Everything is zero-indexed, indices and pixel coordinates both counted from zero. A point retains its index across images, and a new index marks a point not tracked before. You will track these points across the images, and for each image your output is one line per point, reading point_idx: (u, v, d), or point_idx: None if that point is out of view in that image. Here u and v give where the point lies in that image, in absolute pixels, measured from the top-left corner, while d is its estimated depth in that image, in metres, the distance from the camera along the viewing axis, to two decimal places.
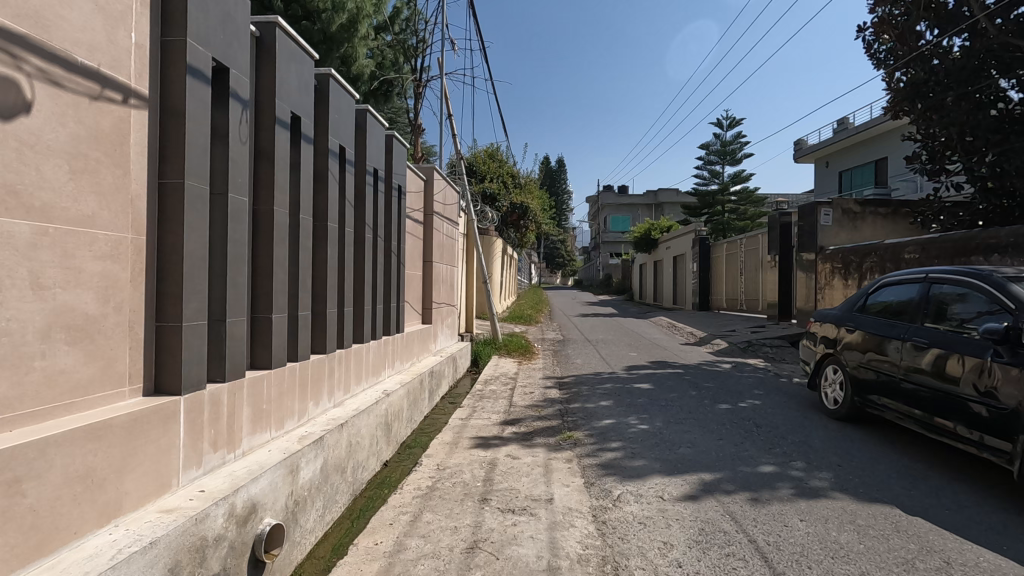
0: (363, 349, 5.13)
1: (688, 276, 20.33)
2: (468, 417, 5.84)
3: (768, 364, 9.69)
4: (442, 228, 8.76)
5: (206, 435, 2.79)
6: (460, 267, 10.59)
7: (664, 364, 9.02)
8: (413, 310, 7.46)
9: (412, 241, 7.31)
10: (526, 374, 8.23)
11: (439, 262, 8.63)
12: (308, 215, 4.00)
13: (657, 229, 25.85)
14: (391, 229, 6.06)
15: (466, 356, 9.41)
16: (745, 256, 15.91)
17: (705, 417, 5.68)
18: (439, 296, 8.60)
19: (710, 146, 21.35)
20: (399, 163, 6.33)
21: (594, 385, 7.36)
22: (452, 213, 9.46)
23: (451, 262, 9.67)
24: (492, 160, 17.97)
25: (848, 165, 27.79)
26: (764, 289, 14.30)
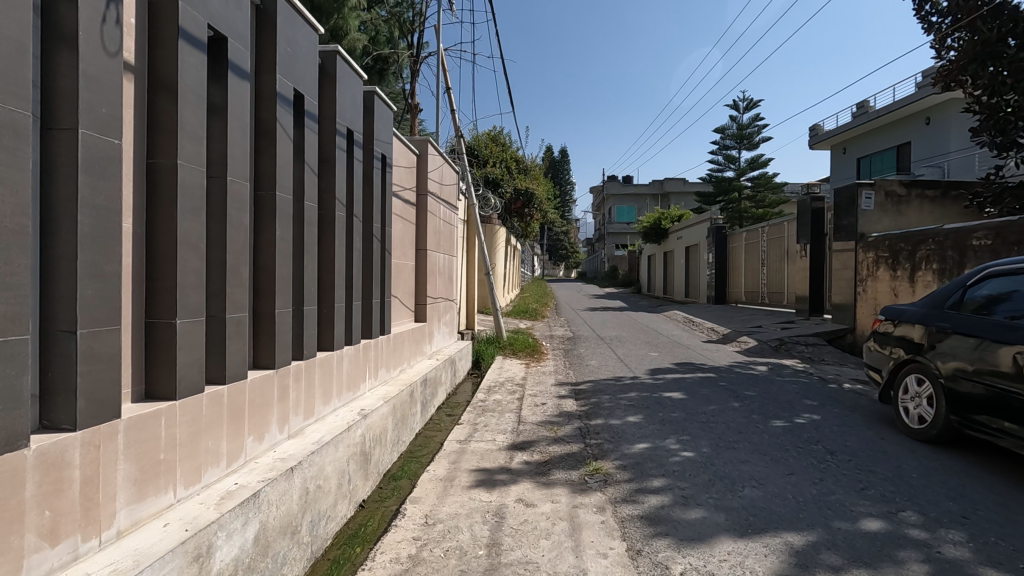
0: (334, 358, 3.99)
1: (702, 268, 19.19)
2: (466, 439, 4.76)
3: (808, 366, 8.58)
4: (439, 212, 7.64)
5: (31, 523, 1.70)
6: (459, 256, 9.49)
7: (692, 367, 7.92)
8: (404, 306, 6.36)
9: (402, 225, 6.20)
10: (535, 381, 7.14)
11: (435, 250, 7.52)
12: (244, 179, 2.88)
13: (666, 218, 24.69)
14: (374, 208, 4.94)
15: (466, 358, 8.33)
16: (767, 246, 14.76)
17: (761, 440, 4.58)
18: (435, 289, 7.49)
19: (725, 130, 20.16)
20: (383, 129, 5.20)
21: (616, 395, 6.26)
22: (450, 195, 8.34)
23: (450, 251, 8.56)
24: (494, 143, 16.82)
25: (867, 151, 26.53)
26: (790, 281, 13.20)
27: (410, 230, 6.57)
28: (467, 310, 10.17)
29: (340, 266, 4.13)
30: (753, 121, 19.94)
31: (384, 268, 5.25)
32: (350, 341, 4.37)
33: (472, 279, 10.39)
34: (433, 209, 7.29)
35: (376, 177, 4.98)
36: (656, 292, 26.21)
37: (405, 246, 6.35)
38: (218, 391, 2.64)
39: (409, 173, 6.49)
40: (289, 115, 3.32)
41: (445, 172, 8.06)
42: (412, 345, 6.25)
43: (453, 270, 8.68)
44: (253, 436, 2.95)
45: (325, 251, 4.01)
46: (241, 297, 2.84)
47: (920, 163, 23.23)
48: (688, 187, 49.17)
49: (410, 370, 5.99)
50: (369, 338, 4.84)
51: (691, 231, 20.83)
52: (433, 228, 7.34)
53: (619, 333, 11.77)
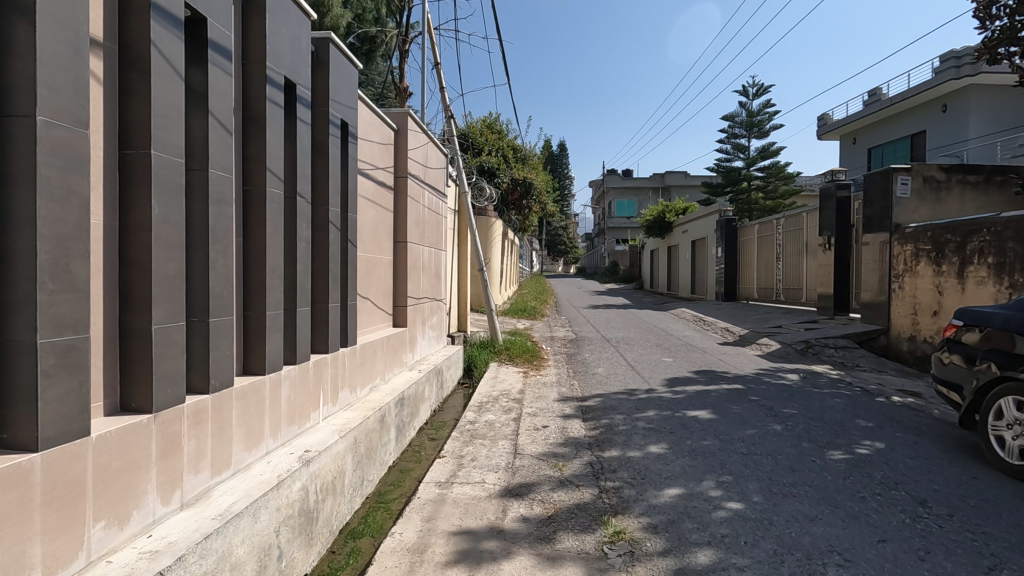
0: (264, 385, 2.96)
1: (710, 263, 18.18)
2: (448, 481, 3.75)
3: (843, 373, 7.59)
4: (422, 198, 6.60)
5: None
6: (449, 250, 8.45)
7: (715, 377, 6.90)
8: (379, 309, 5.34)
9: (375, 213, 5.17)
10: (534, 395, 6.13)
11: (419, 243, 6.48)
12: (84, 126, 1.86)
13: (670, 211, 23.56)
14: (332, 188, 3.91)
15: (455, 366, 7.33)
16: (783, 239, 13.76)
17: (826, 482, 3.58)
18: (418, 288, 6.46)
19: (735, 117, 19.11)
20: (346, 90, 4.16)
21: (632, 415, 5.26)
22: (437, 180, 7.31)
23: (438, 244, 7.52)
24: (489, 130, 15.76)
25: (879, 140, 25.55)
26: (811, 277, 12.20)
27: (386, 219, 5.53)
28: (458, 310, 9.13)
29: (276, 261, 3.11)
30: (763, 108, 18.89)
31: (348, 264, 4.23)
32: (293, 360, 3.35)
33: (463, 276, 9.35)
34: (414, 194, 6.24)
35: (334, 148, 3.95)
36: (660, 288, 25.20)
37: (378, 236, 5.30)
38: (21, 466, 1.62)
39: (384, 151, 5.44)
40: (177, 42, 2.29)
41: (430, 153, 7.01)
42: (388, 355, 5.23)
43: (441, 267, 7.66)
44: (105, 522, 1.92)
45: (251, 241, 2.98)
46: (78, 308, 1.83)
47: (935, 151, 22.29)
48: (689, 180, 48.11)
49: (382, 386, 4.97)
50: (324, 354, 3.82)
51: (698, 224, 19.80)
52: (415, 217, 6.28)
53: (627, 334, 10.76)
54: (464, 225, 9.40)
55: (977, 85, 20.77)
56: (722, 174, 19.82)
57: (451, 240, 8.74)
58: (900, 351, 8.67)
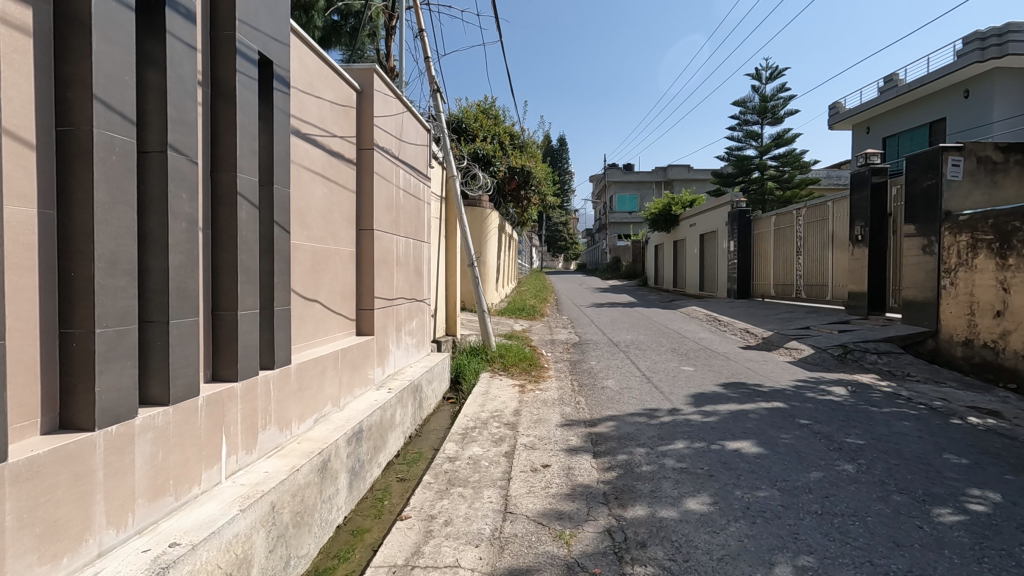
0: (90, 451, 1.82)
1: (722, 258, 17.02)
2: (408, 566, 2.62)
3: (895, 385, 6.46)
4: (397, 178, 5.46)
5: None
6: (433, 243, 7.31)
7: (748, 392, 5.76)
8: (334, 315, 4.20)
9: (326, 192, 4.03)
10: (531, 418, 4.99)
11: (391, 232, 5.33)
12: None
13: (677, 204, 22.40)
14: (246, 148, 2.77)
15: (438, 380, 6.20)
16: (805, 231, 12.60)
17: (954, 570, 2.47)
18: (391, 287, 5.32)
19: (746, 103, 17.96)
20: (269, 16, 3.01)
21: (656, 448, 4.13)
22: (415, 158, 6.15)
23: (419, 236, 6.37)
24: (483, 115, 14.58)
25: (894, 129, 24.38)
26: (840, 273, 11.05)
27: (343, 200, 4.38)
28: (445, 312, 7.99)
29: (121, 246, 1.98)
30: (777, 92, 17.71)
31: (277, 256, 3.10)
32: (164, 399, 2.22)
33: (450, 273, 8.19)
34: (385, 172, 5.08)
35: (249, 93, 2.81)
36: (666, 285, 24.00)
37: (331, 220, 4.15)
38: None
39: (340, 114, 4.29)
40: None
41: (407, 126, 5.85)
42: (345, 374, 4.11)
43: (422, 262, 6.54)
44: None
45: (70, 216, 1.85)
46: None
47: (956, 137, 21.16)
48: (692, 174, 46.94)
49: (336, 414, 3.85)
50: (231, 382, 2.70)
51: (707, 216, 18.62)
52: (386, 200, 5.12)
53: (637, 337, 9.61)
54: (453, 215, 8.25)
55: (1001, 69, 19.61)
56: (733, 164, 18.66)
57: (437, 231, 7.60)
58: (953, 357, 7.54)
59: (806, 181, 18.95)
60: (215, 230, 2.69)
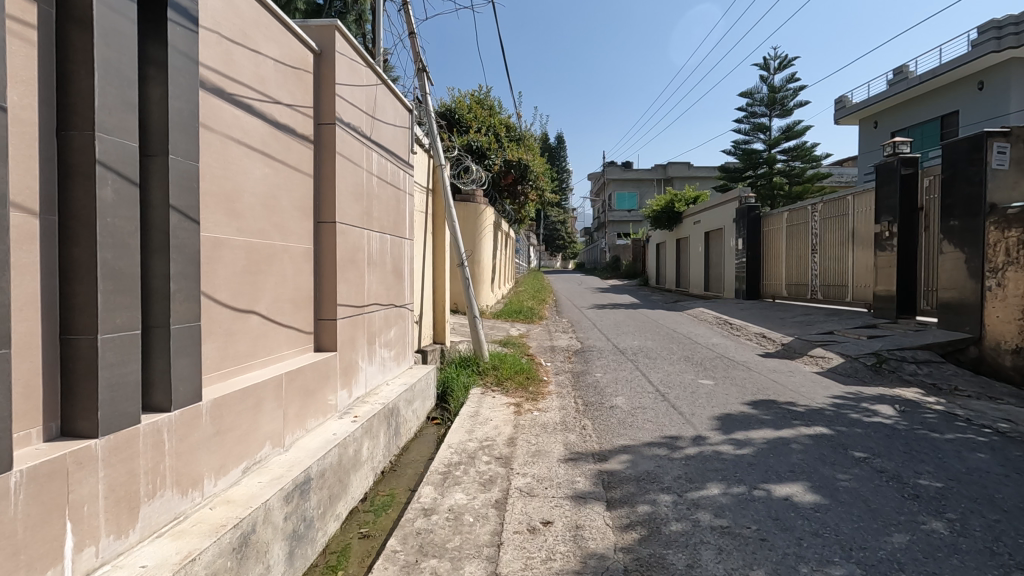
0: None
1: (729, 257, 16.20)
2: None
3: (945, 402, 5.64)
4: (369, 163, 4.60)
5: None
6: (417, 239, 6.46)
7: (783, 413, 4.92)
8: (280, 329, 3.35)
9: (266, 173, 3.17)
10: (529, 449, 4.15)
11: (362, 227, 4.48)
12: None
13: (680, 200, 21.61)
14: (113, 97, 1.92)
15: (420, 399, 5.34)
16: (821, 228, 11.79)
17: None
18: (362, 292, 4.47)
19: (754, 94, 17.17)
20: None
21: (685, 494, 3.29)
22: (394, 140, 5.29)
23: (399, 232, 5.52)
24: (477, 105, 13.72)
25: (903, 124, 23.63)
26: (863, 273, 10.23)
27: (293, 185, 3.52)
28: (432, 318, 7.13)
29: None
30: (786, 83, 16.92)
31: (176, 253, 2.24)
32: None
33: (438, 273, 7.34)
34: (352, 154, 4.22)
35: (122, 19, 1.96)
36: (669, 285, 23.19)
37: (275, 210, 3.29)
38: None
39: (288, 76, 3.43)
40: None
41: (383, 103, 4.99)
42: (293, 403, 3.25)
43: (403, 262, 5.69)
44: None
45: None
46: None
47: (969, 131, 20.43)
48: (692, 171, 46.21)
49: (277, 458, 2.99)
50: (89, 440, 1.84)
51: (713, 213, 17.79)
52: (353, 189, 4.27)
53: (645, 344, 8.76)
54: (442, 210, 7.39)
55: (1018, 59, 18.85)
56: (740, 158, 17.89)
57: (422, 227, 6.74)
58: (1000, 367, 6.72)
59: (815, 176, 18.16)
60: (64, 216, 1.84)
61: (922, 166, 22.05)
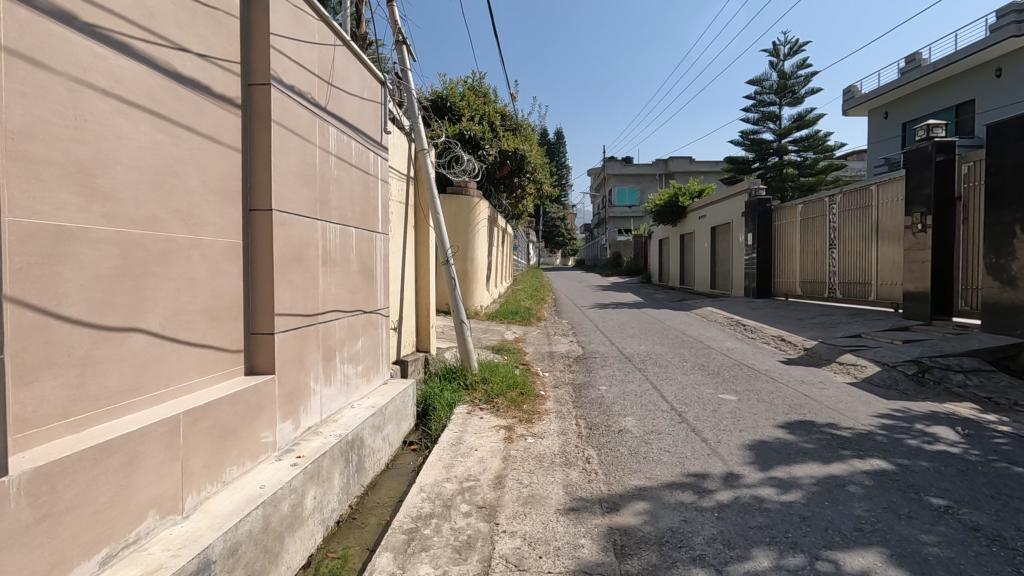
0: None
1: (738, 253, 15.35)
2: None
3: (1011, 421, 4.80)
4: (324, 140, 3.76)
5: None
6: (394, 234, 5.61)
7: (827, 439, 4.10)
8: (186, 351, 2.52)
9: (157, 141, 2.33)
10: (519, 493, 3.33)
11: (315, 218, 3.64)
12: None
13: (684, 194, 20.75)
14: None
15: (394, 423, 4.51)
16: (841, 221, 10.95)
17: None
18: (316, 297, 3.63)
19: (763, 82, 16.31)
20: None
21: (725, 569, 2.46)
22: (360, 115, 4.44)
23: (369, 226, 4.68)
24: (470, 93, 12.87)
25: (916, 113, 22.75)
26: (887, 269, 9.52)
27: (207, 159, 2.68)
28: (414, 323, 6.32)
29: None
30: (797, 69, 16.06)
31: None
32: None
33: (421, 273, 6.52)
34: (298, 127, 3.38)
35: None
36: (672, 282, 22.36)
37: (176, 191, 2.46)
38: None
39: (195, 15, 2.58)
40: None
41: (345, 70, 4.15)
42: (201, 451, 2.43)
43: (374, 261, 4.88)
44: None
45: None
46: None
47: (986, 120, 19.56)
48: (694, 166, 45.35)
49: (167, 533, 2.17)
50: None
51: (720, 207, 16.95)
52: (302, 170, 3.42)
53: (653, 350, 7.93)
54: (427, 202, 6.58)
55: None
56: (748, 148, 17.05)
57: (402, 221, 5.92)
58: None
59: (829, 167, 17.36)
60: None
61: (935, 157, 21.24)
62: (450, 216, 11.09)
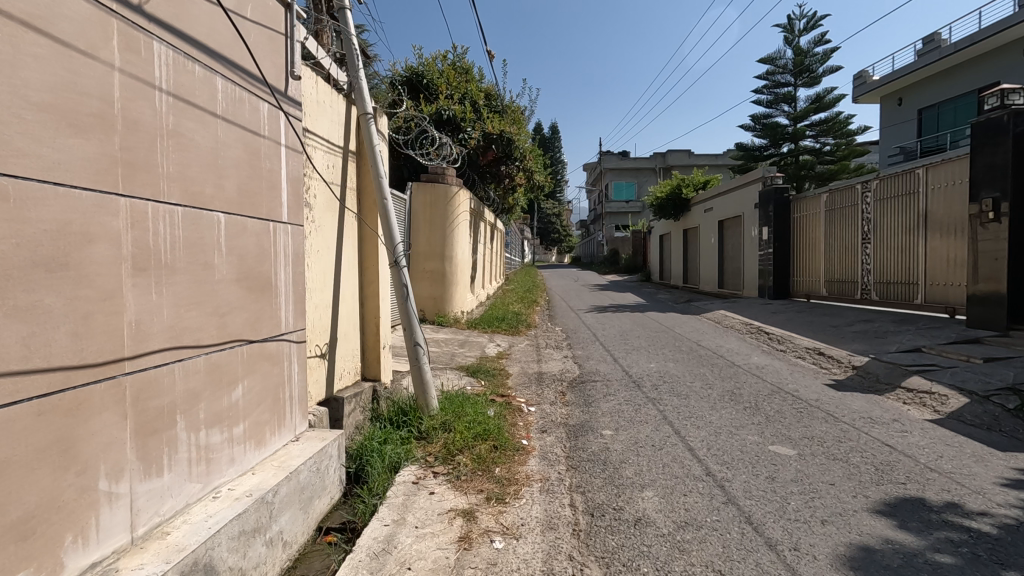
0: None
1: (750, 249, 13.87)
2: None
3: None
4: (138, 61, 2.21)
5: None
6: (317, 227, 4.08)
7: (966, 544, 2.58)
8: None
9: None
10: None
11: (113, 192, 2.09)
12: None
13: (687, 185, 19.24)
14: None
15: (294, 512, 2.97)
16: (879, 211, 9.46)
17: None
18: (115, 329, 2.09)
19: (776, 60, 14.89)
20: None
21: None
22: (236, 40, 2.89)
23: (258, 212, 3.14)
24: (448, 69, 11.35)
25: (935, 99, 21.29)
26: (938, 266, 8.17)
27: None
28: (355, 344, 4.80)
29: None
30: (814, 46, 14.61)
31: None
32: None
33: (367, 279, 4.98)
34: (49, 20, 1.83)
35: None
36: (675, 281, 20.87)
37: None
38: None
39: None
40: None
41: None
42: None
43: (275, 264, 3.33)
44: None
45: None
46: None
47: None
48: (693, 159, 43.85)
49: None
50: None
51: (729, 199, 15.45)
52: (62, 102, 1.87)
53: (668, 370, 6.39)
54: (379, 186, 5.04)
55: None
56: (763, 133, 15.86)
57: (333, 208, 4.36)
58: None
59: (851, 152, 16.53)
60: None
61: (956, 143, 19.84)
62: (424, 208, 9.58)
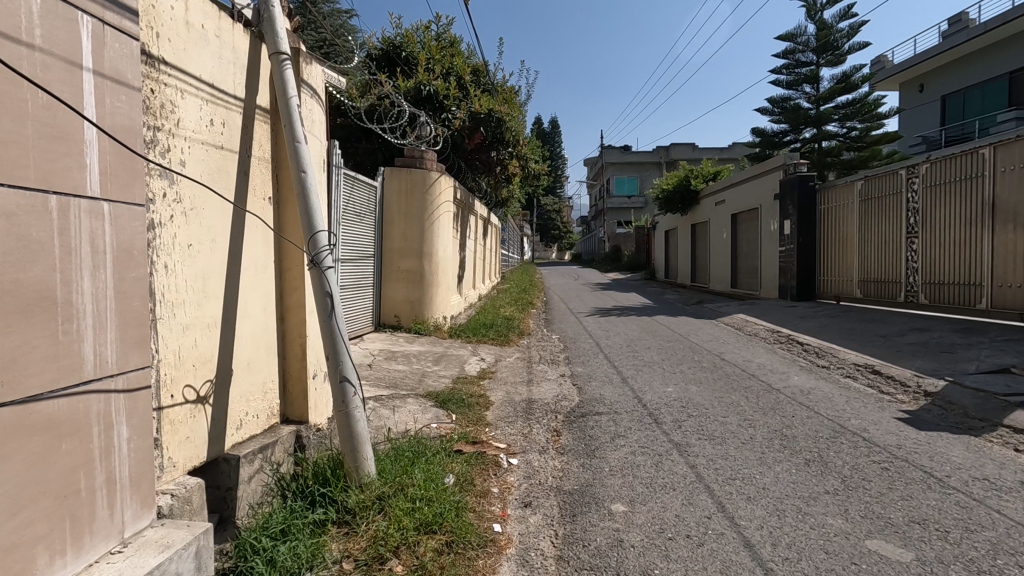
0: None
1: (769, 245, 12.52)
2: None
3: None
4: None
5: None
6: (185, 209, 2.74)
7: None
8: None
9: None
10: None
11: None
12: None
13: (696, 176, 17.90)
14: None
15: None
16: (931, 199, 8.11)
17: None
18: None
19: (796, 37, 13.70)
20: None
21: None
22: None
23: (16, 177, 1.80)
24: (430, 40, 9.99)
25: (962, 84, 19.83)
26: (1011, 264, 6.86)
27: None
28: (269, 376, 3.50)
29: None
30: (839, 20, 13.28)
31: None
32: None
33: (287, 285, 3.66)
34: None
35: None
36: (683, 279, 19.54)
37: None
38: None
39: None
40: None
41: None
42: None
43: (71, 267, 1.99)
44: None
45: None
46: None
47: None
48: (697, 152, 42.42)
49: None
50: None
51: (743, 190, 14.10)
52: None
53: (690, 397, 5.03)
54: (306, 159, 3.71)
55: None
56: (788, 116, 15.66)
57: (221, 186, 3.03)
58: None
59: (880, 137, 16.44)
60: None
61: (985, 131, 18.28)
62: (399, 197, 8.28)
